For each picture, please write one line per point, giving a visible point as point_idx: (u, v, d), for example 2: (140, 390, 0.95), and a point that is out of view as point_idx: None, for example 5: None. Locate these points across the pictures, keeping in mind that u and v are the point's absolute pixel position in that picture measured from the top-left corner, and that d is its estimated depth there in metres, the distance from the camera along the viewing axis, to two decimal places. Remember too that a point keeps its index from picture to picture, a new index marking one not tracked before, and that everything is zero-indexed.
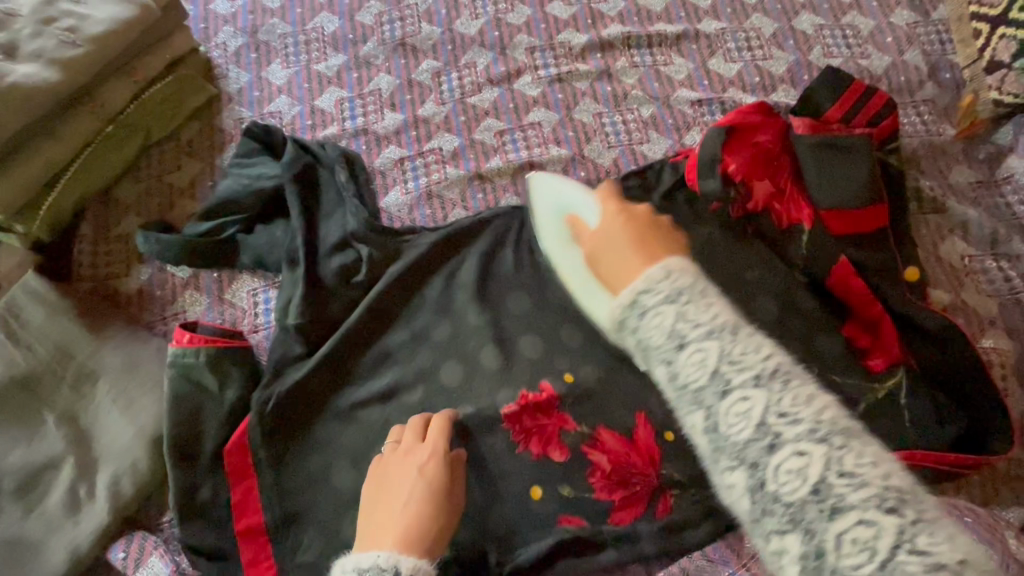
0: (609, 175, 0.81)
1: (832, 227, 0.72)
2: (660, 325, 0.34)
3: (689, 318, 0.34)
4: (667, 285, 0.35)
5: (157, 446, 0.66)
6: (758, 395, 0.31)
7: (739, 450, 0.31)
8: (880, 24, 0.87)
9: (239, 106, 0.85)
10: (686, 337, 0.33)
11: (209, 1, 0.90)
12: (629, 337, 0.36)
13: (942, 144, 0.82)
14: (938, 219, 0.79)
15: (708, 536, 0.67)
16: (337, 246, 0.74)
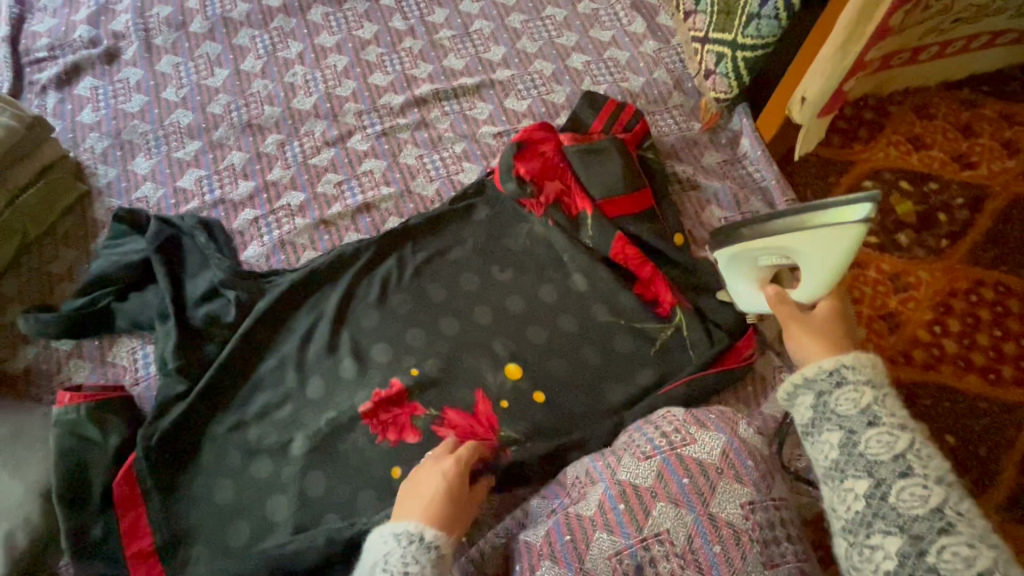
0: (433, 204, 0.98)
1: (606, 211, 0.91)
2: (849, 399, 0.58)
3: (880, 405, 0.57)
4: (865, 374, 0.59)
5: (49, 496, 0.74)
6: (936, 489, 0.52)
7: (907, 521, 0.51)
8: (633, 54, 1.11)
9: (109, 197, 0.98)
10: (876, 419, 0.56)
11: (76, 114, 1.05)
12: (811, 394, 0.61)
13: (693, 136, 1.03)
14: (695, 194, 0.99)
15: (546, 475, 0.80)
16: (204, 297, 0.87)
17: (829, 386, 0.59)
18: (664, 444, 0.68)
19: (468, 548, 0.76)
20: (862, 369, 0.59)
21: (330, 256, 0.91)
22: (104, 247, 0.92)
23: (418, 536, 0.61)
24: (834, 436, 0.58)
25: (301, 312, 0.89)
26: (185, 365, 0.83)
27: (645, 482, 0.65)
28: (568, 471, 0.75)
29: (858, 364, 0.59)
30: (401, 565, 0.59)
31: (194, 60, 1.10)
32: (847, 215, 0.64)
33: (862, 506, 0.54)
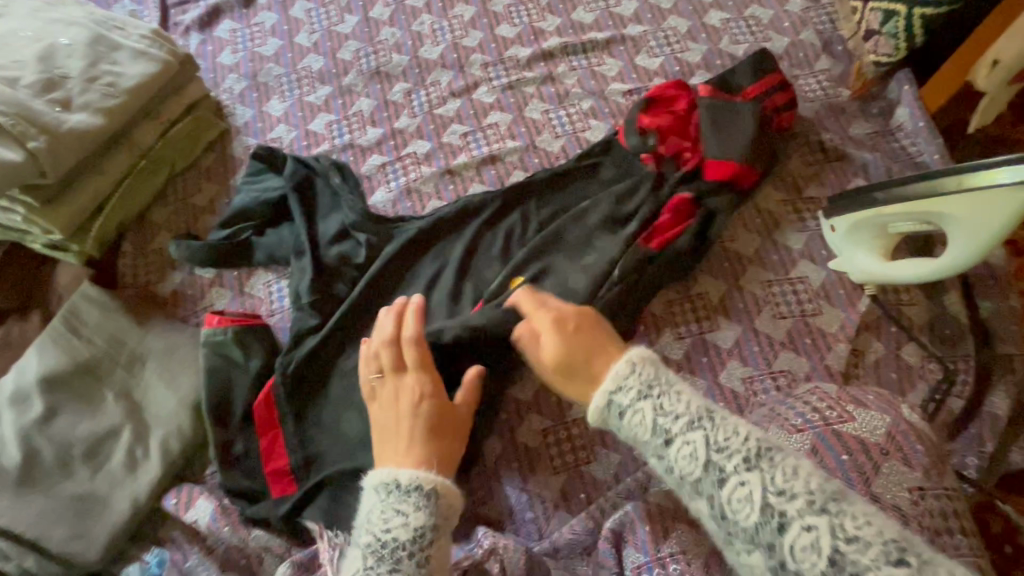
0: (558, 160, 0.96)
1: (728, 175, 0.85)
2: (638, 421, 0.56)
3: (661, 418, 0.54)
4: (633, 388, 0.57)
5: (198, 410, 0.79)
6: (752, 481, 0.49)
7: (752, 532, 0.48)
8: (778, 13, 1.03)
9: (246, 136, 1.02)
10: (669, 435, 0.53)
11: (216, 56, 1.09)
12: (614, 417, 0.57)
13: (841, 103, 0.96)
14: (841, 165, 0.92)
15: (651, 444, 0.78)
16: (336, 238, 0.89)
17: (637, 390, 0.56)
18: (818, 419, 0.65)
19: (588, 505, 0.75)
20: (627, 386, 0.57)
21: (456, 206, 0.91)
22: (244, 181, 0.95)
23: (401, 480, 0.55)
24: (654, 462, 0.56)
25: (426, 259, 0.89)
26: (318, 301, 0.86)
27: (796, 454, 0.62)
28: None
29: (632, 366, 0.57)
30: (380, 518, 0.53)
31: (325, 6, 1.12)
32: (998, 176, 0.64)
33: (706, 508, 0.52)
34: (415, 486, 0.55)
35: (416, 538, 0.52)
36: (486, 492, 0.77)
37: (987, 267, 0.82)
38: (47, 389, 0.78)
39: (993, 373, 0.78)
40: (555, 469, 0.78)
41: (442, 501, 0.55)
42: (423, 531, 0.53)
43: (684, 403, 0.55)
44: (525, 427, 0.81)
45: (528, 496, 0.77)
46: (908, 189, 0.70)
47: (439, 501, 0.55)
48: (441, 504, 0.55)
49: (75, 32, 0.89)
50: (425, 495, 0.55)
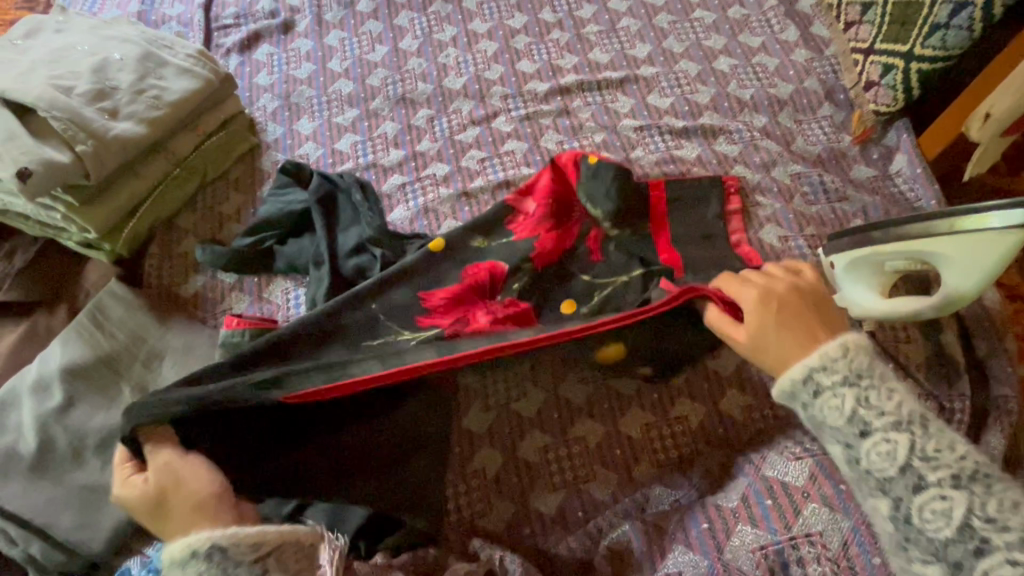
0: None
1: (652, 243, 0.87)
2: (834, 408, 0.53)
3: (865, 408, 0.52)
4: (840, 372, 0.54)
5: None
6: (956, 498, 0.48)
7: (940, 547, 0.47)
8: (783, 61, 1.09)
9: (276, 152, 1.08)
10: (868, 427, 0.52)
11: (253, 76, 1.16)
12: (806, 396, 0.55)
13: (843, 148, 1.00)
14: (842, 205, 0.95)
15: (650, 466, 0.79)
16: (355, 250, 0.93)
17: (808, 396, 0.55)
18: (816, 449, 0.68)
19: (586, 523, 0.76)
20: (835, 368, 0.54)
21: None
22: (270, 195, 1.00)
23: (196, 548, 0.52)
24: (835, 448, 0.54)
25: None
26: None
27: (796, 481, 0.66)
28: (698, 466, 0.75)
29: (829, 360, 0.55)
30: None
31: (358, 36, 1.19)
32: (988, 221, 0.67)
33: (884, 500, 0.51)
34: (188, 553, 0.52)
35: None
36: (484, 503, 0.78)
37: (983, 309, 0.85)
38: (69, 380, 0.81)
39: (991, 413, 0.79)
40: (556, 485, 0.79)
41: (231, 553, 0.53)
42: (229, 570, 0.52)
43: (895, 402, 0.52)
44: (526, 443, 0.82)
45: (526, 511, 0.78)
46: (908, 228, 0.73)
47: (260, 546, 0.54)
48: (247, 546, 0.53)
49: (128, 48, 0.96)
50: (216, 551, 0.52)
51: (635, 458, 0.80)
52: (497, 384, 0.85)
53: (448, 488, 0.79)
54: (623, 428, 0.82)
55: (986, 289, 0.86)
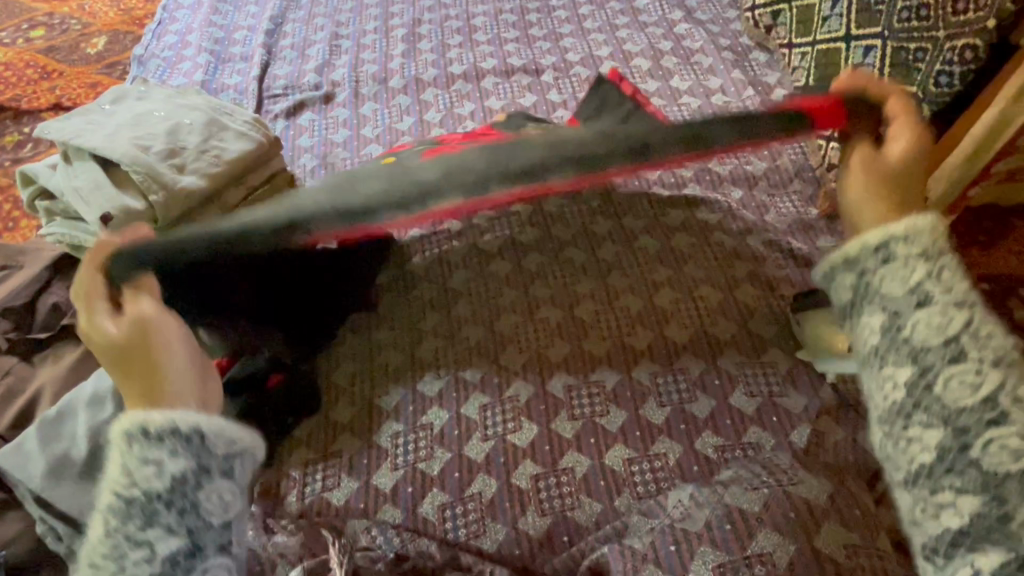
0: (566, 243, 1.14)
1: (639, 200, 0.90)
2: (897, 278, 0.58)
3: (932, 282, 0.57)
4: (918, 246, 0.58)
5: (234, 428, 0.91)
6: (987, 376, 0.55)
7: (952, 415, 0.55)
8: (758, 142, 1.25)
9: None
10: (928, 298, 0.57)
11: (296, 139, 1.33)
12: (852, 274, 0.61)
13: (810, 220, 1.14)
14: (808, 270, 1.07)
15: (629, 498, 0.87)
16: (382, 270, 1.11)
17: (874, 263, 0.59)
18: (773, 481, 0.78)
19: (570, 546, 0.84)
20: (915, 240, 0.58)
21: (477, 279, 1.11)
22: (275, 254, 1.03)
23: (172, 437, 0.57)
24: (847, 276, 0.61)
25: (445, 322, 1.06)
26: None
27: (752, 507, 0.74)
28: (671, 495, 0.83)
29: (914, 233, 0.59)
30: (138, 471, 0.56)
31: (389, 107, 1.38)
32: None
33: (904, 370, 0.57)
34: (169, 431, 0.57)
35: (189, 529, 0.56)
36: (478, 525, 0.86)
37: None
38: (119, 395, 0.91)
39: None
40: (543, 508, 0.87)
41: (212, 443, 0.58)
42: (193, 472, 0.57)
43: (957, 283, 0.58)
44: (519, 469, 0.91)
45: (516, 534, 0.85)
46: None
47: (235, 443, 0.59)
48: (212, 498, 0.58)
49: (196, 114, 1.13)
50: (180, 444, 0.57)
51: (617, 487, 0.89)
52: (497, 418, 0.96)
53: (446, 509, 0.87)
54: (607, 461, 0.91)
55: None
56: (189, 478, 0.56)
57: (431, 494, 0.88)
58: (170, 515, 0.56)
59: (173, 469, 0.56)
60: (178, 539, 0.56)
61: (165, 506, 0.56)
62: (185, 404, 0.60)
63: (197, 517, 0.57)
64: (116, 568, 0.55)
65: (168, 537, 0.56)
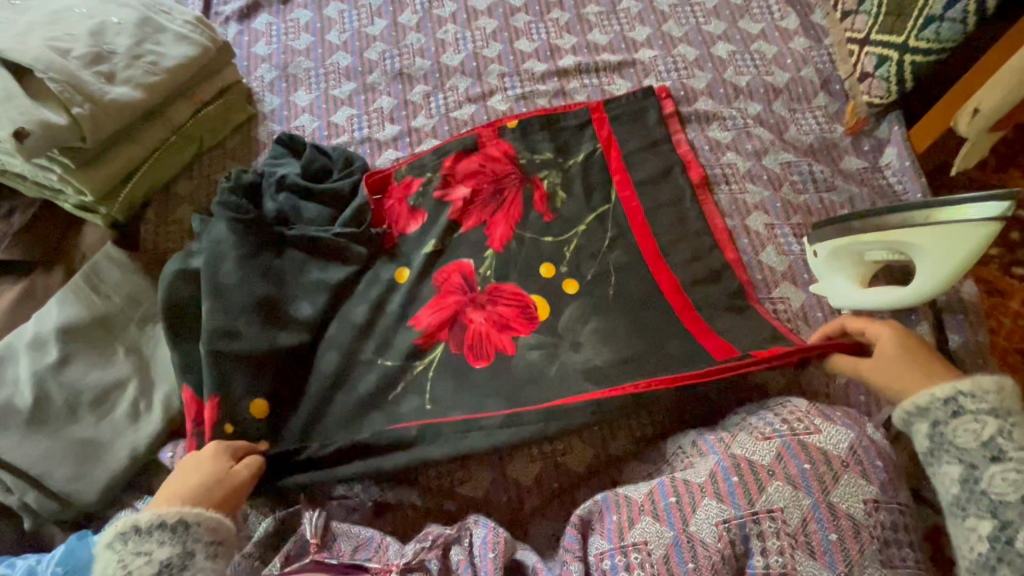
0: None
1: (627, 214, 0.93)
2: (968, 431, 0.64)
3: (1004, 438, 0.62)
4: (987, 403, 0.64)
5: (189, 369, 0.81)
6: None
7: (998, 507, 0.61)
8: (782, 49, 1.09)
9: (272, 123, 1.09)
10: (1001, 454, 0.62)
11: (251, 45, 1.16)
12: (925, 423, 0.67)
13: (835, 138, 1.01)
14: (830, 196, 0.96)
15: (626, 443, 0.82)
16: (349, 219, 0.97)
17: (944, 417, 0.65)
18: (785, 429, 0.71)
19: (560, 494, 0.79)
20: (983, 398, 0.64)
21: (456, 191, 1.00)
22: (220, 203, 0.91)
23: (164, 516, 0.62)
24: (921, 426, 0.67)
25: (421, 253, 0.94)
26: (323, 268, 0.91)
27: (762, 459, 0.68)
28: (670, 442, 0.79)
29: (980, 392, 0.64)
30: (134, 543, 0.61)
31: (358, 8, 1.19)
32: (967, 211, 0.67)
33: (958, 490, 0.64)
34: (158, 525, 0.62)
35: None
36: (463, 472, 0.80)
37: (960, 302, 0.87)
38: (64, 338, 0.83)
39: None
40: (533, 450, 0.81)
41: (193, 531, 0.63)
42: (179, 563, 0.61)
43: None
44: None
45: (504, 480, 0.80)
46: (880, 219, 0.75)
47: (215, 533, 0.64)
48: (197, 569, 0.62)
49: (126, 11, 0.96)
50: (171, 528, 0.62)
51: (613, 432, 0.82)
52: None
53: None
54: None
55: (964, 282, 0.88)
56: (171, 565, 0.61)
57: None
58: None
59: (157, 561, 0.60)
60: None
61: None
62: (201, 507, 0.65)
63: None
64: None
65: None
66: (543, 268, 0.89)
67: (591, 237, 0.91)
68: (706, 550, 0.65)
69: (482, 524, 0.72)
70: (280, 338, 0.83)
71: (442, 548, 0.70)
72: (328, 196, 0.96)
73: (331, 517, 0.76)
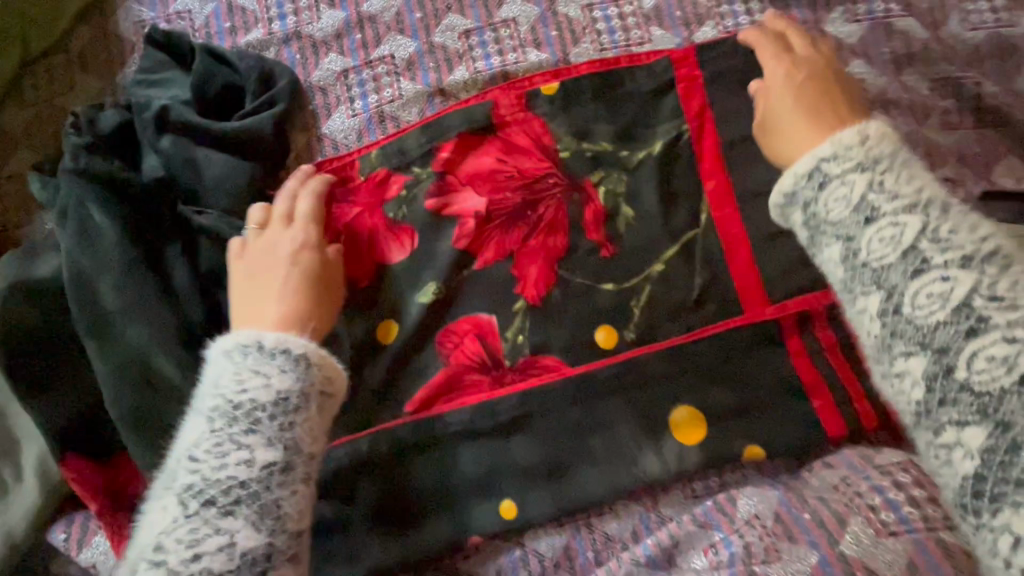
0: (585, 34, 0.69)
1: (705, 188, 0.65)
2: (839, 202, 0.47)
3: (928, 242, 0.43)
4: (854, 161, 0.47)
5: (56, 429, 0.55)
6: None
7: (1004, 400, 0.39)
8: None
9: (139, 6, 0.71)
10: (925, 264, 0.43)
11: None
12: (844, 266, 0.47)
13: (1014, 38, 0.67)
14: (999, 134, 0.64)
15: (685, 503, 0.62)
16: (284, 195, 0.65)
17: (813, 192, 0.48)
18: (918, 519, 0.52)
19: (596, 570, 0.59)
20: (847, 155, 0.48)
21: (441, 129, 0.66)
22: (72, 172, 0.58)
23: (254, 344, 0.50)
24: (832, 250, 0.48)
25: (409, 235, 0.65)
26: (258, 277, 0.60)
27: (889, 571, 0.49)
28: (740, 503, 0.59)
29: (842, 150, 0.48)
30: (234, 377, 0.48)
31: None
32: None
33: None
34: (281, 350, 0.50)
35: (257, 526, 0.44)
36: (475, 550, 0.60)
37: None
38: None
39: None
40: (555, 508, 0.60)
41: (314, 372, 0.50)
42: (288, 395, 0.48)
43: (960, 237, 0.43)
44: (532, 474, 0.61)
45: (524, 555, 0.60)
46: None
47: (326, 398, 0.51)
48: (304, 433, 0.48)
49: None
50: (290, 356, 0.50)
51: (663, 486, 0.62)
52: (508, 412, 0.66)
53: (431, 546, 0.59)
54: (672, 460, 0.61)
55: None
56: (290, 398, 0.48)
57: (413, 521, 0.60)
58: (248, 436, 0.46)
59: (259, 400, 0.47)
60: (266, 449, 0.46)
61: (246, 426, 0.47)
62: (307, 329, 0.53)
63: (271, 519, 0.45)
64: (217, 463, 0.45)
65: (230, 464, 0.45)
66: (601, 335, 0.64)
67: (646, 222, 0.65)
68: None
69: None
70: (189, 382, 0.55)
71: None
72: (235, 140, 0.62)
73: None
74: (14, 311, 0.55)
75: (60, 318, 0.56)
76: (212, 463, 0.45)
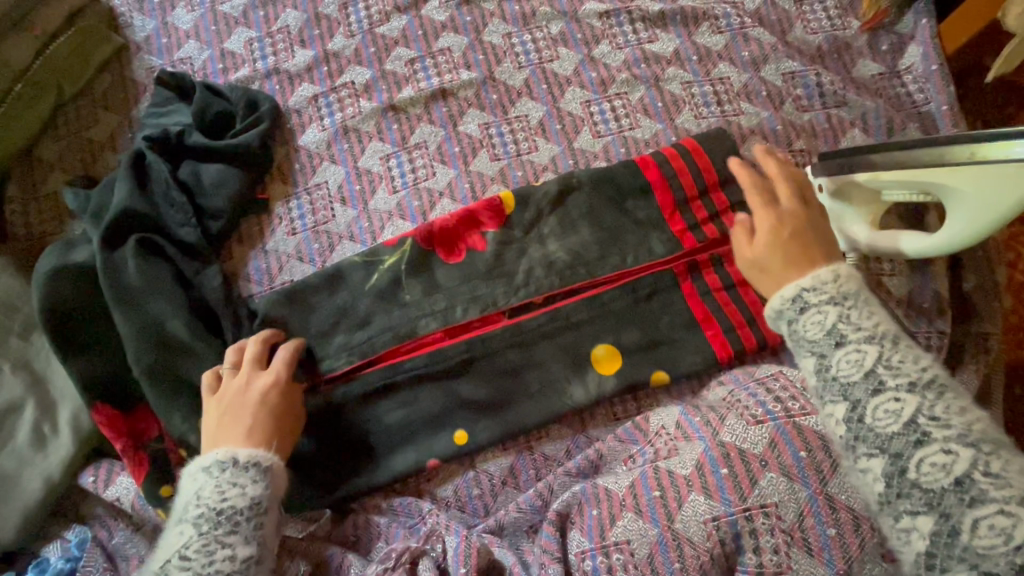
0: (504, 56, 0.86)
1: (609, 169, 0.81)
2: (816, 323, 0.58)
3: (845, 324, 0.57)
4: (828, 293, 0.59)
5: (90, 386, 0.69)
6: (909, 400, 0.51)
7: (886, 441, 0.51)
8: None
9: (149, 55, 0.88)
10: (843, 339, 0.56)
11: None
12: (783, 323, 0.61)
13: (847, 38, 0.84)
14: (839, 111, 0.80)
15: (608, 423, 0.75)
16: (269, 195, 0.81)
17: (794, 313, 0.60)
18: (779, 410, 0.64)
19: (536, 482, 0.72)
20: (824, 289, 0.59)
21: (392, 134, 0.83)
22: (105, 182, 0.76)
23: (230, 462, 0.58)
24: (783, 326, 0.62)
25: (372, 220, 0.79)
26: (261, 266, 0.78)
27: (754, 448, 0.62)
28: (652, 419, 0.71)
29: (820, 282, 0.59)
30: (216, 491, 0.57)
31: None
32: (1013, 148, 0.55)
33: (883, 488, 0.50)
34: (253, 463, 0.59)
35: None
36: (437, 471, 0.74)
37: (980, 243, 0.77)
38: None
39: (964, 352, 0.74)
40: (499, 434, 0.73)
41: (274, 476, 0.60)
42: (261, 499, 0.58)
43: (868, 321, 0.56)
44: (480, 409, 0.73)
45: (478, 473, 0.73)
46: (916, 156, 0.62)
47: None
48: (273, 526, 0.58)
49: None
50: (261, 470, 0.59)
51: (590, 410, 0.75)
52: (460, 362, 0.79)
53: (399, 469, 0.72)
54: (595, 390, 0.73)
55: None
56: (262, 504, 0.58)
57: (382, 448, 0.72)
58: (230, 536, 0.55)
59: (236, 506, 0.57)
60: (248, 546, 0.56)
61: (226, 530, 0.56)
62: (275, 444, 0.62)
63: None
64: (205, 559, 0.54)
65: (217, 561, 0.54)
66: None
67: None
68: (694, 549, 0.58)
69: (455, 531, 0.66)
70: (196, 341, 0.69)
71: (410, 562, 0.65)
72: (226, 153, 0.78)
73: (287, 532, 0.71)
74: (56, 290, 0.69)
75: (91, 300, 0.70)
76: (203, 561, 0.54)
